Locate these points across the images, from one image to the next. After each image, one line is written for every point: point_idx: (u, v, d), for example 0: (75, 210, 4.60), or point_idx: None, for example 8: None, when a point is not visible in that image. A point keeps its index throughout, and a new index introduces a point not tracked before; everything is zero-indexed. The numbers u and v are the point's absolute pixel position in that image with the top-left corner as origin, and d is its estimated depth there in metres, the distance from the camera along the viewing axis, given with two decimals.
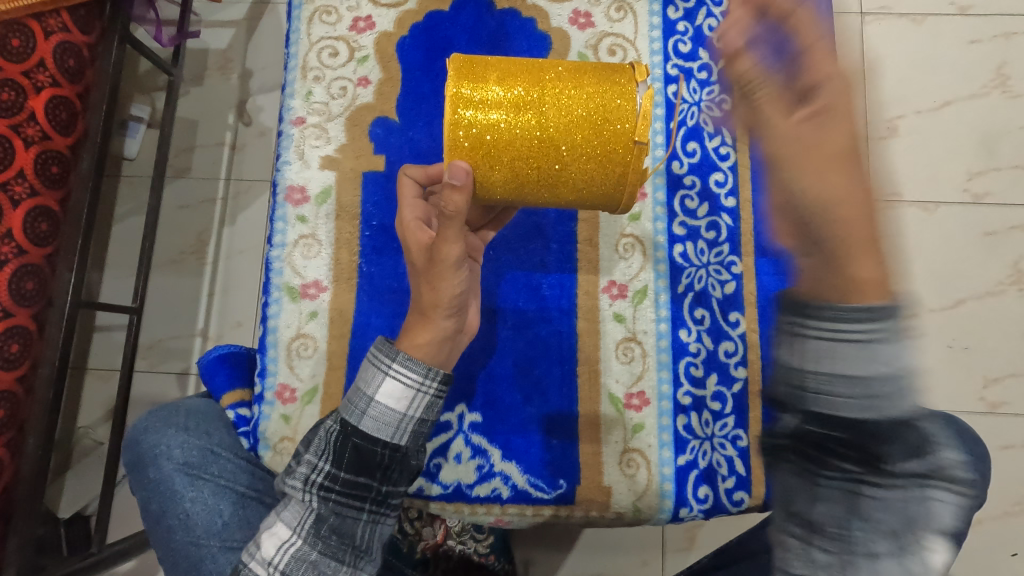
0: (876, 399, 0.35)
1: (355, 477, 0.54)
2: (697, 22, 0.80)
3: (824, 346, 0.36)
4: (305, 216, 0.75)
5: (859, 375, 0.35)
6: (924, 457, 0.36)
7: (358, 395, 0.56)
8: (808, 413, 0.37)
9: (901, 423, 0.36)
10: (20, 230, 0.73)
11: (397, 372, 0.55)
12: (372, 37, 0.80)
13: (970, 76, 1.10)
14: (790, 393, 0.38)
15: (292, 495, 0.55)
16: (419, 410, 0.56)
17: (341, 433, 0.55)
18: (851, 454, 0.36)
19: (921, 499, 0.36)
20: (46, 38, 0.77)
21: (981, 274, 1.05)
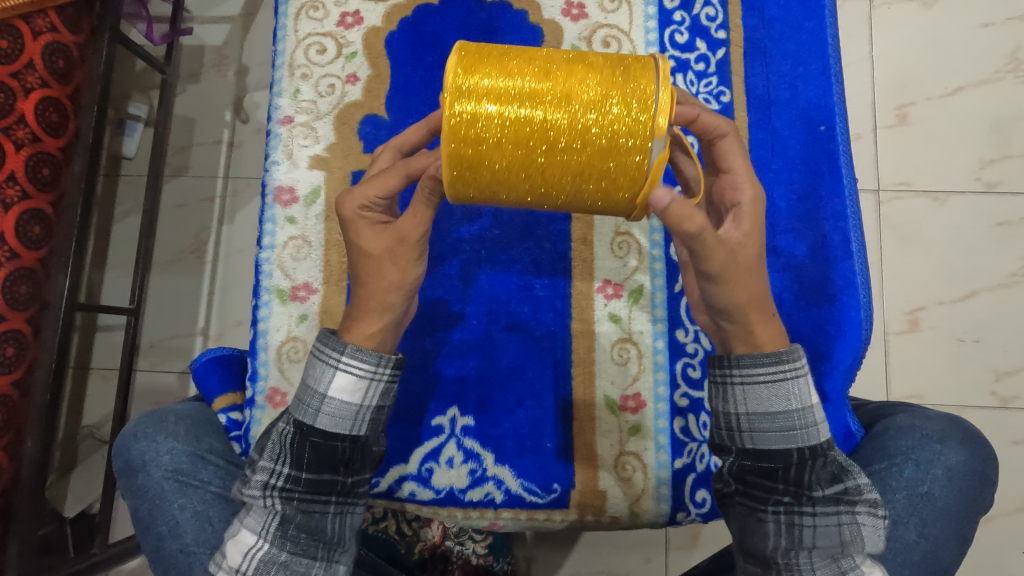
0: (789, 429, 0.53)
1: (318, 474, 0.54)
2: (694, 11, 0.77)
3: (744, 393, 0.54)
4: (295, 217, 0.75)
5: (768, 411, 0.53)
6: (840, 483, 0.52)
7: (310, 394, 0.56)
8: (740, 449, 0.55)
9: (813, 450, 0.53)
10: (12, 234, 0.72)
11: (348, 364, 0.55)
12: (360, 32, 0.78)
13: (983, 61, 1.06)
14: (725, 435, 0.56)
15: (252, 502, 0.54)
16: (374, 399, 0.56)
17: (296, 433, 0.55)
18: (780, 487, 0.53)
19: (845, 518, 0.51)
20: (35, 38, 0.74)
21: (993, 266, 1.02)
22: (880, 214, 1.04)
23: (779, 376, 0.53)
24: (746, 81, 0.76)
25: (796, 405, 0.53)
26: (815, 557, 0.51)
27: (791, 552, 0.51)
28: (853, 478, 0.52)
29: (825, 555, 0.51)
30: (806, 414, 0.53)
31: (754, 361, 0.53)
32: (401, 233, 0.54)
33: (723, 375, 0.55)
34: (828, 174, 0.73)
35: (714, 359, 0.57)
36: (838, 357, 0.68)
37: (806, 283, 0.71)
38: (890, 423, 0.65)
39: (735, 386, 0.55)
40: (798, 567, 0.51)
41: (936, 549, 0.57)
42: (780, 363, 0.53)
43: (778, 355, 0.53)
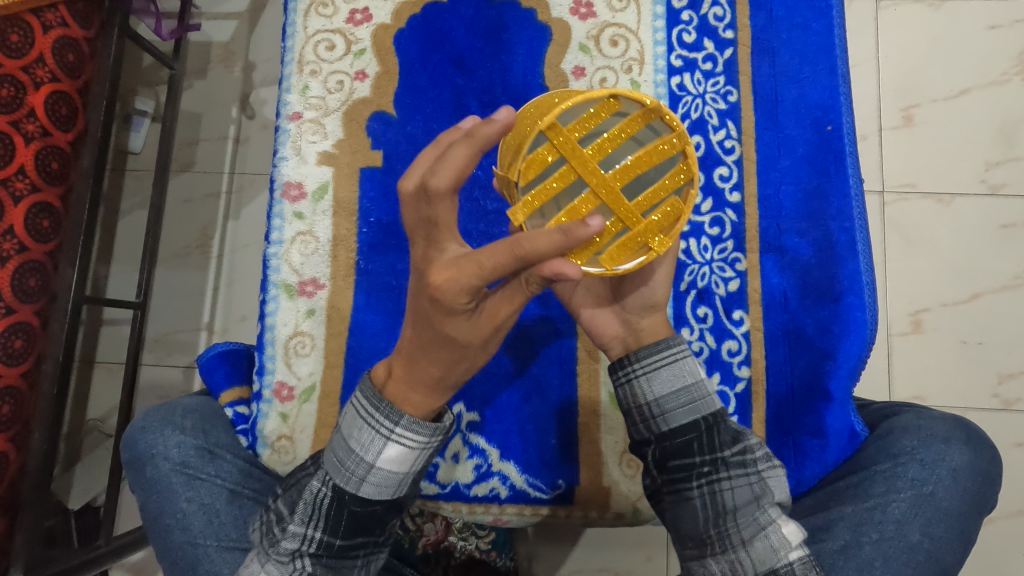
0: (691, 403, 0.57)
1: (352, 537, 0.52)
2: (702, 11, 0.78)
3: (649, 383, 0.58)
4: (303, 213, 0.75)
5: (670, 390, 0.57)
6: (743, 442, 0.56)
7: (356, 461, 0.52)
8: (656, 436, 0.57)
9: (713, 417, 0.57)
10: (21, 227, 0.72)
11: (401, 436, 0.51)
12: (369, 29, 0.78)
13: (990, 63, 1.06)
14: (643, 428, 0.58)
15: (277, 562, 0.51)
16: (419, 465, 0.54)
17: (334, 499, 0.52)
18: (698, 460, 0.55)
19: (753, 476, 0.54)
20: (44, 32, 0.75)
21: (997, 268, 1.02)
22: (884, 215, 1.04)
23: (672, 358, 0.58)
24: (753, 81, 0.76)
25: (690, 379, 0.57)
26: (739, 518, 0.52)
27: (720, 521, 0.53)
28: (750, 437, 0.57)
29: (747, 514, 0.52)
30: (700, 386, 0.57)
31: (647, 351, 0.58)
32: (495, 322, 0.46)
33: (627, 374, 0.59)
34: (834, 174, 0.73)
35: (614, 363, 0.60)
36: (842, 357, 0.68)
37: (812, 283, 0.71)
38: (895, 423, 0.66)
39: (639, 378, 0.58)
40: (728, 533, 0.52)
41: (941, 549, 0.56)
42: (669, 348, 0.58)
43: (666, 342, 0.58)
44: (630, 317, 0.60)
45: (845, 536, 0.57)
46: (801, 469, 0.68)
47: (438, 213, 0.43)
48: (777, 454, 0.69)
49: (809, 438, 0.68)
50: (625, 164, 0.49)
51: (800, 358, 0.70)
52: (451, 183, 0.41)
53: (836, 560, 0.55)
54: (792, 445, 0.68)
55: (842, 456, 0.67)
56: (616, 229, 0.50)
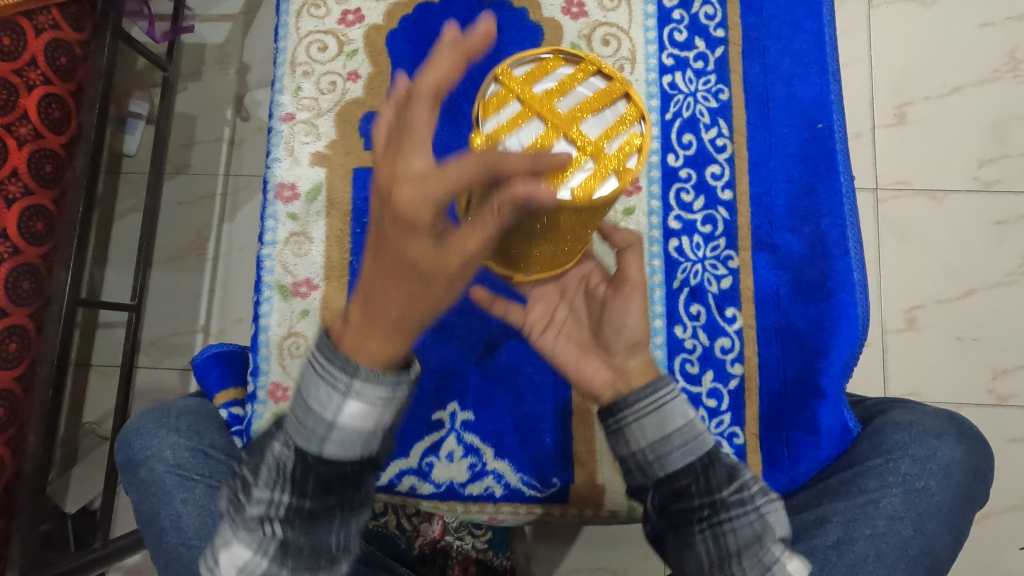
0: (686, 445, 0.53)
1: (323, 498, 0.48)
2: (693, 10, 0.78)
3: (639, 431, 0.54)
4: (296, 214, 0.75)
5: (663, 436, 0.53)
6: (739, 480, 0.52)
7: (315, 419, 0.46)
8: (654, 482, 0.54)
9: (708, 457, 0.53)
10: (15, 230, 0.72)
11: (360, 390, 0.45)
12: (362, 30, 0.79)
13: (982, 60, 1.06)
14: (638, 474, 0.55)
15: (244, 528, 0.47)
16: (388, 420, 0.48)
17: (298, 460, 0.47)
18: (697, 503, 0.52)
19: (754, 514, 0.51)
20: (37, 35, 0.75)
21: (990, 265, 1.02)
22: (878, 212, 1.05)
23: (661, 403, 0.54)
24: (745, 80, 0.76)
25: (681, 422, 0.54)
26: (745, 562, 0.49)
27: (724, 563, 0.50)
28: (745, 472, 0.53)
29: (752, 557, 0.49)
30: (692, 426, 0.54)
31: (637, 395, 0.54)
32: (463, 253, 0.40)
33: (618, 421, 0.54)
34: (825, 172, 0.73)
35: (602, 409, 0.56)
36: (834, 354, 0.69)
37: (804, 280, 0.71)
38: (886, 418, 0.66)
39: (630, 425, 0.54)
40: None
41: (932, 543, 0.56)
42: (658, 389, 0.54)
43: (654, 383, 0.54)
44: (616, 362, 0.56)
45: (839, 532, 0.57)
46: (795, 465, 0.68)
47: (413, 115, 0.38)
48: (771, 451, 0.68)
49: (802, 435, 0.68)
50: (575, 107, 0.50)
51: (793, 355, 0.70)
52: (436, 85, 0.37)
53: (829, 555, 0.55)
54: (786, 442, 0.68)
55: (835, 452, 0.67)
56: (582, 160, 0.47)
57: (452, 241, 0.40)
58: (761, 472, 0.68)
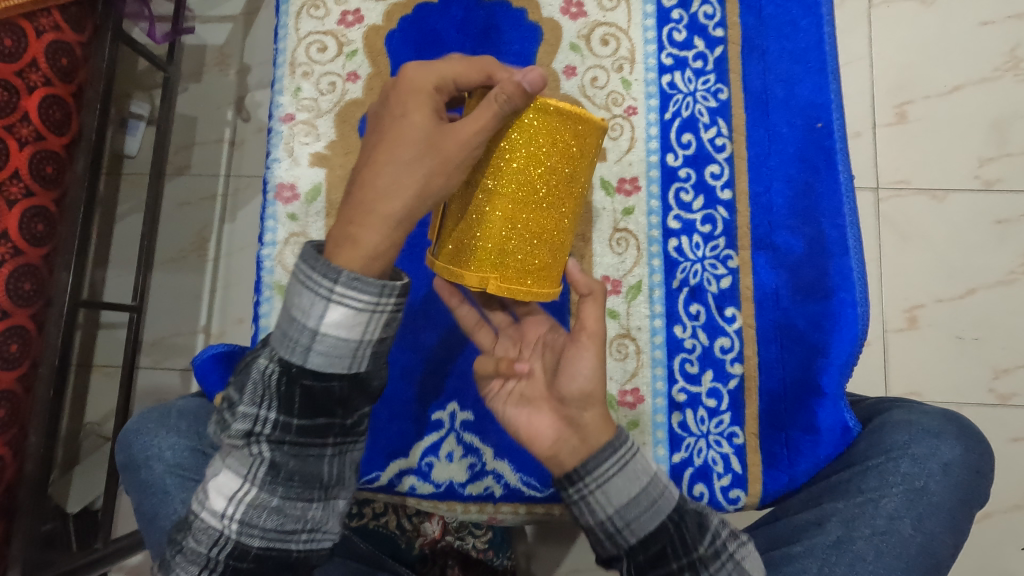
0: (652, 504, 0.51)
1: (311, 418, 0.51)
2: (692, 9, 0.78)
3: (605, 495, 0.51)
4: (296, 214, 0.75)
5: (629, 497, 0.50)
6: (710, 531, 0.50)
7: (299, 327, 0.49)
8: (626, 552, 0.50)
9: (677, 513, 0.51)
10: (16, 231, 0.72)
11: (343, 296, 0.48)
12: (361, 30, 0.79)
13: (982, 58, 1.06)
14: (609, 543, 0.51)
15: (235, 448, 0.50)
16: (375, 331, 0.50)
17: (284, 374, 0.50)
18: (676, 566, 0.48)
19: (727, 559, 0.49)
20: (38, 37, 0.75)
21: (991, 264, 1.02)
22: (878, 212, 1.05)
23: (622, 461, 0.51)
24: (744, 79, 0.76)
25: (645, 478, 0.51)
26: None
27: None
28: (713, 519, 0.51)
29: None
30: (656, 482, 0.51)
31: (595, 460, 0.51)
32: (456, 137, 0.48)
33: (579, 490, 0.51)
34: (825, 170, 0.73)
35: (560, 481, 0.53)
36: (834, 353, 0.68)
37: (803, 280, 0.71)
38: (886, 418, 0.66)
39: (592, 492, 0.51)
40: None
41: (932, 543, 0.56)
42: (615, 450, 0.51)
43: (612, 443, 0.52)
44: (569, 413, 0.53)
45: (838, 531, 0.57)
46: (794, 465, 0.68)
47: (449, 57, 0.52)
48: (770, 450, 0.69)
49: (801, 434, 0.68)
50: None
51: (792, 354, 0.70)
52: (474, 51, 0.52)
53: (829, 555, 0.55)
54: (785, 441, 0.68)
55: (835, 452, 0.67)
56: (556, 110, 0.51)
57: (455, 127, 0.48)
58: (761, 471, 0.68)
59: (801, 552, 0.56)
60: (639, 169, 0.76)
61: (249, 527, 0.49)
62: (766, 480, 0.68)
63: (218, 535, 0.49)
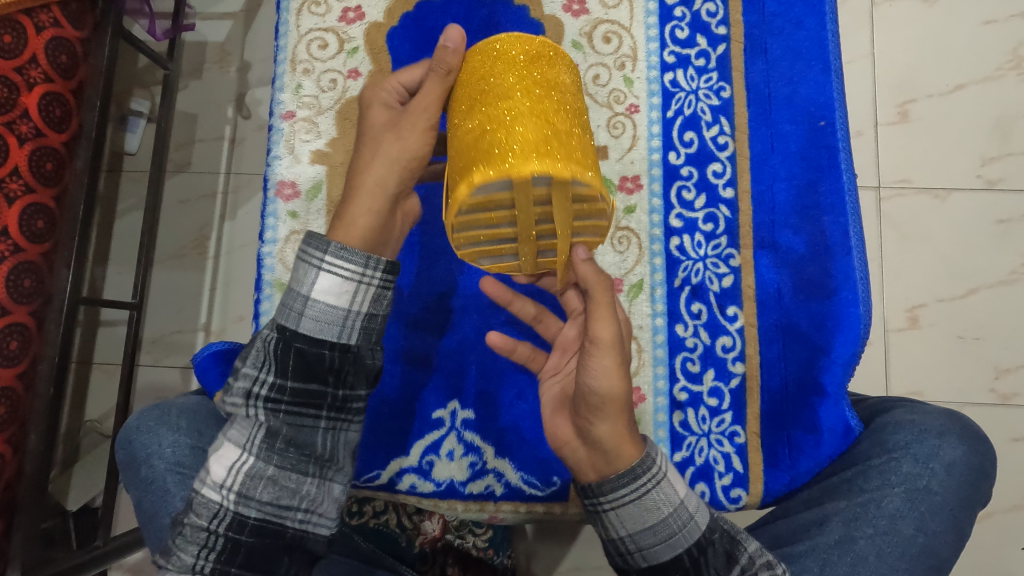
0: (670, 536, 0.51)
1: (305, 383, 0.53)
2: (694, 7, 0.78)
3: (620, 520, 0.52)
4: (297, 212, 0.75)
5: (645, 526, 0.51)
6: (737, 563, 0.50)
7: (293, 295, 0.53)
8: (637, 570, 0.52)
9: (697, 545, 0.51)
10: (15, 228, 0.72)
11: (332, 265, 0.53)
12: (362, 28, 0.78)
13: (985, 57, 1.06)
14: (620, 559, 0.53)
15: (236, 413, 0.52)
16: (363, 304, 0.55)
17: (281, 339, 0.54)
18: None
19: None
20: (38, 33, 0.75)
21: (993, 263, 1.02)
22: (880, 211, 1.04)
23: (641, 491, 0.51)
24: (747, 77, 0.76)
25: (666, 510, 0.51)
26: None
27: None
28: (744, 550, 0.51)
29: None
30: (678, 514, 0.51)
31: (614, 484, 0.51)
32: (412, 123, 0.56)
33: (596, 507, 0.52)
34: (828, 169, 0.72)
35: (581, 492, 0.54)
36: (836, 352, 0.67)
37: (805, 279, 0.71)
38: (889, 418, 0.66)
39: (607, 513, 0.52)
40: None
41: (933, 543, 0.56)
42: (636, 479, 0.51)
43: (632, 471, 0.51)
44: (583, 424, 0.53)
45: (840, 531, 0.57)
46: (795, 465, 0.68)
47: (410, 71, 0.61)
48: (771, 449, 0.68)
49: (803, 434, 0.67)
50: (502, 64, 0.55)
51: (793, 353, 0.70)
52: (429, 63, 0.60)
53: (831, 555, 0.55)
54: (785, 440, 0.68)
55: (836, 452, 0.66)
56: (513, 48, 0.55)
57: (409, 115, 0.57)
58: (762, 471, 0.68)
59: (803, 551, 0.56)
60: (641, 167, 0.75)
61: (246, 498, 0.50)
62: (767, 479, 0.68)
63: (216, 509, 0.49)
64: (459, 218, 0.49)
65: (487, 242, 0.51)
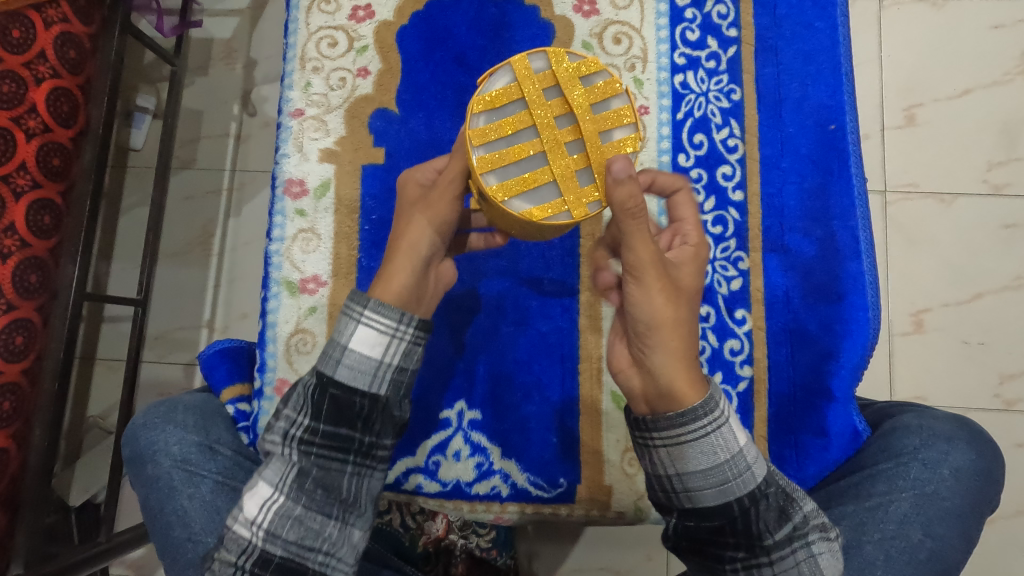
0: (723, 483, 0.48)
1: (336, 427, 0.53)
2: (705, 9, 0.77)
3: (670, 458, 0.49)
4: (305, 210, 0.75)
5: (697, 469, 0.48)
6: (789, 520, 0.48)
7: (332, 344, 0.54)
8: (680, 509, 0.50)
9: (751, 497, 0.47)
10: (23, 223, 0.71)
11: (371, 318, 0.54)
12: (372, 26, 0.78)
13: (992, 62, 1.06)
14: (663, 497, 0.51)
15: (272, 452, 0.52)
16: (395, 357, 0.54)
17: (317, 384, 0.53)
18: (732, 543, 0.48)
19: (801, 555, 0.47)
20: (46, 28, 0.75)
21: (998, 268, 1.02)
22: (887, 214, 1.04)
23: (700, 434, 0.48)
24: (757, 79, 0.76)
25: (724, 456, 0.47)
26: None
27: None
28: (799, 508, 0.48)
29: None
30: (737, 462, 0.47)
31: (670, 422, 0.48)
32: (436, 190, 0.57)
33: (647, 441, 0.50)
34: (838, 174, 0.73)
35: (632, 422, 0.51)
36: (845, 356, 0.69)
37: (814, 282, 0.71)
38: (897, 421, 0.66)
39: (658, 450, 0.49)
40: None
41: (941, 548, 0.56)
42: (695, 420, 0.47)
43: (693, 411, 0.47)
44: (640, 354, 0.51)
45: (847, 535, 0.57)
46: (802, 468, 0.68)
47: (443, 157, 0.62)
48: (779, 452, 0.68)
49: (811, 437, 0.68)
50: None
51: (802, 357, 0.70)
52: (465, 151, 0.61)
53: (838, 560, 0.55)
54: (793, 443, 0.68)
55: (845, 455, 0.67)
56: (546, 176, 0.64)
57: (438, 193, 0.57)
58: None
59: None
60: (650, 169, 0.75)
61: (273, 536, 0.49)
62: None
63: (246, 544, 0.49)
64: (478, 131, 0.50)
65: (515, 166, 0.50)
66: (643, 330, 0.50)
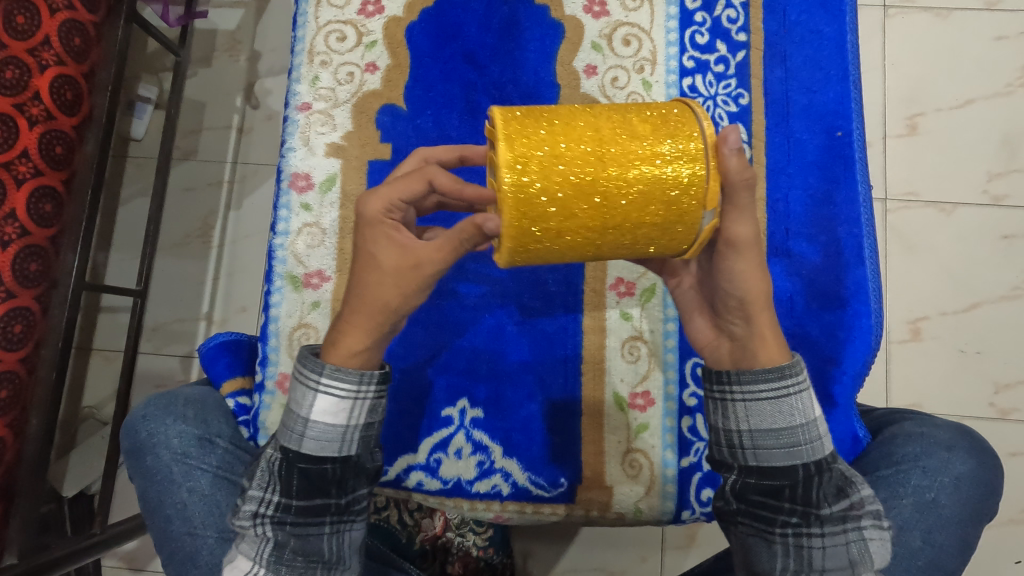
0: (792, 446, 0.53)
1: (309, 500, 0.55)
2: (715, 13, 0.77)
3: (746, 411, 0.53)
4: (310, 204, 0.75)
5: (770, 428, 0.53)
6: (846, 498, 0.52)
7: (293, 419, 0.55)
8: (743, 466, 0.55)
9: (818, 465, 0.53)
10: (23, 211, 0.71)
11: (328, 387, 0.54)
12: (381, 21, 0.78)
13: (994, 74, 1.06)
14: (727, 452, 0.56)
15: (243, 532, 0.54)
16: (360, 418, 0.56)
17: (283, 460, 0.55)
18: (786, 507, 0.53)
19: (852, 536, 0.51)
20: (51, 15, 0.74)
21: (996, 278, 1.02)
22: (886, 222, 1.05)
23: (781, 393, 0.52)
24: (766, 84, 0.76)
25: (799, 420, 0.53)
26: None
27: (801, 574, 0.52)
28: (857, 491, 0.52)
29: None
30: (808, 429, 0.53)
31: (754, 377, 0.53)
32: (415, 256, 0.51)
33: (724, 393, 0.55)
34: (844, 180, 0.73)
35: (712, 375, 0.56)
36: (847, 362, 0.69)
37: (818, 288, 0.71)
38: (898, 429, 0.66)
39: (736, 403, 0.54)
40: None
41: (939, 555, 0.58)
42: (782, 379, 0.52)
43: (781, 370, 0.52)
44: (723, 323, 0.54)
45: None
46: None
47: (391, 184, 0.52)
48: None
49: None
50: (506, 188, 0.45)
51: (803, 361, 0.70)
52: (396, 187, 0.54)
53: None
54: None
55: (846, 461, 0.67)
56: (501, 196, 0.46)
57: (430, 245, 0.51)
58: None
59: None
60: None
61: None
62: None
63: None
64: None
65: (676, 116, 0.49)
66: (736, 303, 0.52)
